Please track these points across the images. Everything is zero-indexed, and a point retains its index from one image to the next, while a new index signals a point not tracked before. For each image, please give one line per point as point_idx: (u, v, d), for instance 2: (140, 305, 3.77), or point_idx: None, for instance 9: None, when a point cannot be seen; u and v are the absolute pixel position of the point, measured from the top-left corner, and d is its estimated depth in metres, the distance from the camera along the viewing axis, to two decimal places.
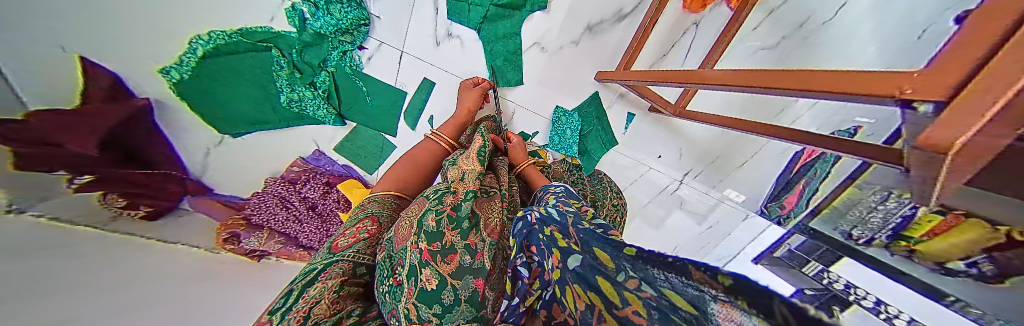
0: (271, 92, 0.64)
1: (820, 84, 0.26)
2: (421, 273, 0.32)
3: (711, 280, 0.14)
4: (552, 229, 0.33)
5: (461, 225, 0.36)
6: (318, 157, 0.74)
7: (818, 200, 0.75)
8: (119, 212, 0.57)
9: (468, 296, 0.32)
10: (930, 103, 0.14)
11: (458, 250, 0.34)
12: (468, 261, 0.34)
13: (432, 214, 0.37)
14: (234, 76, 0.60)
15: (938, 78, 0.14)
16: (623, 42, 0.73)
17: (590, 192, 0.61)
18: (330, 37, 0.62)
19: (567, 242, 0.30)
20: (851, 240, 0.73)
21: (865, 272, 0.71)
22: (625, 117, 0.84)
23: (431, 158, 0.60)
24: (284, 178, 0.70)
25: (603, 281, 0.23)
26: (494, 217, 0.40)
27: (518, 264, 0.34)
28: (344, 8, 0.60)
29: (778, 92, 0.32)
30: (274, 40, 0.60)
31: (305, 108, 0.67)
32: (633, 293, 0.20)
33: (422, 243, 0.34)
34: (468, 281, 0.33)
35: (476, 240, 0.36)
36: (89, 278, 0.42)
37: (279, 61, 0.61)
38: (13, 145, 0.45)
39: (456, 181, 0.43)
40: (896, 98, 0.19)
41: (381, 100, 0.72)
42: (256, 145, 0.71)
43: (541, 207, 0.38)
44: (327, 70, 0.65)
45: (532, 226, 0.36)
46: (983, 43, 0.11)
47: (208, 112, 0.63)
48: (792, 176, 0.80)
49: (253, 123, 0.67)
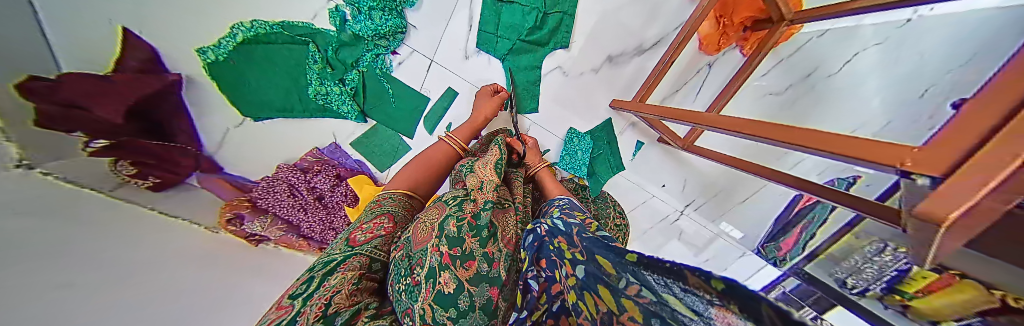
0: (300, 83, 0.67)
1: (839, 145, 0.27)
2: (440, 276, 0.33)
3: (705, 284, 0.13)
4: (559, 240, 0.35)
5: (480, 233, 0.38)
6: (333, 150, 0.75)
7: (815, 245, 0.76)
8: (127, 179, 0.57)
9: (482, 303, 0.33)
10: (927, 177, 0.16)
11: (477, 258, 0.36)
12: (485, 269, 0.35)
13: (453, 219, 0.38)
14: (267, 63, 0.63)
15: (938, 155, 0.15)
16: (642, 74, 0.76)
17: (595, 211, 0.62)
18: (367, 39, 0.66)
19: (572, 253, 0.32)
20: (846, 290, 0.70)
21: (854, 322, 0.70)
22: (635, 144, 0.87)
23: (442, 159, 0.60)
24: (298, 167, 0.71)
25: (603, 289, 0.25)
26: (510, 230, 0.42)
27: (530, 276, 0.36)
28: (385, 16, 0.64)
29: (788, 146, 0.34)
30: (313, 35, 0.64)
31: (330, 102, 0.69)
32: (631, 299, 0.21)
33: (443, 247, 0.35)
34: (483, 288, 0.34)
35: (494, 250, 0.38)
36: (73, 244, 0.41)
37: (313, 55, 0.65)
38: (38, 102, 0.47)
39: (475, 190, 0.45)
40: (897, 167, 0.21)
41: (404, 103, 0.74)
42: (273, 130, 0.72)
43: (549, 219, 0.40)
44: (358, 69, 0.68)
45: (543, 239, 0.37)
46: (968, 139, 0.13)
47: (236, 95, 0.65)
48: (792, 217, 0.82)
49: (278, 110, 0.69)
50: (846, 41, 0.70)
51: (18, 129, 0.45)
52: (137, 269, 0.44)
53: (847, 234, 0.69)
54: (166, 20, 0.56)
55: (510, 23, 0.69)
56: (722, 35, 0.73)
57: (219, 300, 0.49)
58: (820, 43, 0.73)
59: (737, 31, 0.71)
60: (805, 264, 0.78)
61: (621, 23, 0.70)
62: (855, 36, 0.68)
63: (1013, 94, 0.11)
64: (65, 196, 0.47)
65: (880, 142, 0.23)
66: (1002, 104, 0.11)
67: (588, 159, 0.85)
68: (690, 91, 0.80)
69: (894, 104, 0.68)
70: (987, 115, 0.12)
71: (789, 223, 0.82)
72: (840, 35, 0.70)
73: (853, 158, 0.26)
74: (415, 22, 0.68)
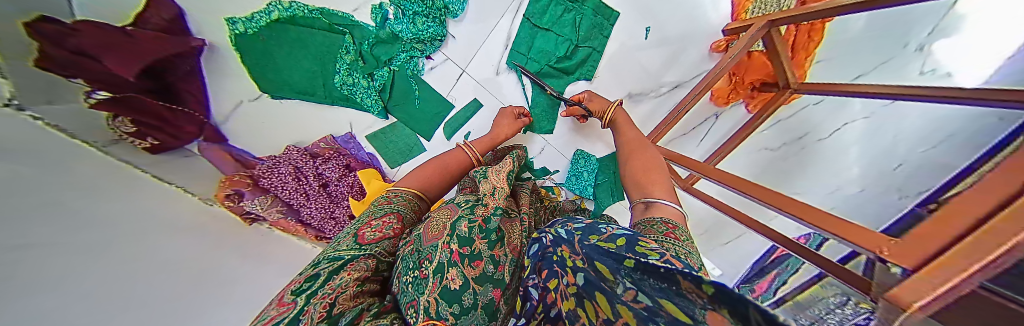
0: (328, 70, 0.67)
1: (828, 221, 0.29)
2: (449, 272, 0.33)
3: (697, 289, 0.15)
4: (562, 249, 0.32)
5: (489, 235, 0.37)
6: (348, 140, 0.74)
7: (786, 291, 0.78)
8: (123, 136, 0.54)
9: (485, 302, 0.33)
10: (902, 267, 0.16)
11: (484, 258, 0.36)
12: (491, 270, 0.35)
13: (465, 220, 0.38)
14: (299, 45, 0.64)
15: (913, 247, 0.16)
16: (655, 114, 0.79)
17: None
18: (405, 41, 0.68)
19: (573, 260, 0.30)
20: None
21: None
22: None
23: (459, 168, 0.61)
24: (308, 151, 0.71)
25: (599, 295, 0.26)
26: (516, 236, 0.42)
27: (530, 284, 0.34)
28: (428, 23, 0.67)
29: (775, 208, 0.37)
30: (351, 27, 0.65)
31: (354, 93, 0.69)
32: (626, 305, 0.23)
33: (454, 245, 0.35)
34: (487, 288, 0.34)
35: (500, 253, 0.37)
36: (62, 198, 0.39)
37: (348, 46, 0.66)
38: (43, 42, 0.42)
39: (489, 195, 0.44)
40: (872, 251, 0.23)
41: (428, 106, 0.74)
42: (290, 111, 0.71)
43: (552, 227, 0.37)
44: (390, 67, 0.70)
45: (547, 248, 0.34)
46: (941, 240, 0.14)
47: (259, 70, 0.65)
48: (767, 265, 0.89)
49: (299, 92, 0.68)
50: (839, 110, 0.78)
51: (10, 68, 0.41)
52: (127, 229, 0.43)
53: (815, 285, 0.71)
54: None
55: (542, 48, 0.73)
56: (732, 90, 0.78)
57: (198, 267, 0.48)
58: (816, 109, 0.79)
59: (746, 89, 0.77)
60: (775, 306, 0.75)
61: (642, 63, 0.75)
62: (848, 107, 0.77)
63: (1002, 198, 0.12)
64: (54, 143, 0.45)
65: (859, 227, 0.26)
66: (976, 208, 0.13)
67: (591, 185, 0.85)
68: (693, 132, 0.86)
69: (872, 174, 0.74)
70: (949, 227, 0.14)
71: (765, 268, 0.88)
72: (835, 103, 0.78)
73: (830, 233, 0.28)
74: (456, 33, 0.71)
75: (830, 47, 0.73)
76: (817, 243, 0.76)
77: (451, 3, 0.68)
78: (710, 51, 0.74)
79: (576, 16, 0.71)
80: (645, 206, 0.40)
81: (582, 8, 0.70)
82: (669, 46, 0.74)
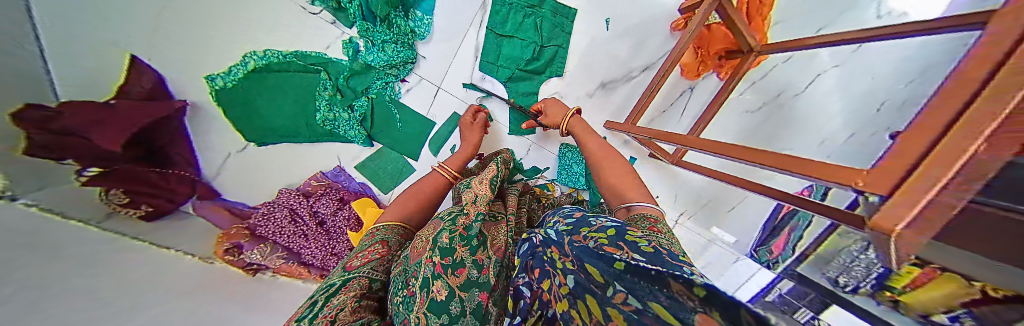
0: (308, 109, 0.69)
1: (799, 164, 0.31)
2: (433, 284, 0.33)
3: (688, 292, 0.15)
4: (551, 250, 0.33)
5: (471, 242, 0.37)
6: (338, 174, 0.75)
7: (804, 245, 0.84)
8: (117, 208, 0.53)
9: (473, 308, 0.33)
10: (871, 195, 0.17)
11: (467, 265, 0.35)
12: (475, 275, 0.34)
13: (447, 231, 0.38)
14: (277, 90, 0.66)
15: (878, 172, 0.17)
16: (632, 98, 0.82)
17: None
18: (378, 69, 0.71)
19: (562, 261, 0.30)
20: (838, 288, 0.77)
21: (851, 321, 0.74)
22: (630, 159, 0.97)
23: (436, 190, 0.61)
24: (301, 191, 0.71)
25: (590, 298, 0.25)
26: (501, 238, 0.42)
27: (521, 283, 0.34)
28: (397, 48, 0.70)
29: (752, 162, 0.39)
30: (325, 65, 0.68)
31: (337, 127, 0.71)
32: (616, 308, 0.22)
33: (436, 257, 0.34)
34: (473, 293, 0.33)
35: (483, 256, 0.37)
36: (87, 270, 0.40)
37: (324, 82, 0.68)
38: (32, 129, 0.43)
39: (469, 203, 0.45)
40: (853, 186, 0.24)
41: (410, 128, 0.76)
42: (275, 154, 0.72)
43: (544, 227, 0.38)
44: (367, 96, 0.72)
45: (536, 248, 0.36)
46: (898, 159, 0.15)
47: (243, 121, 0.67)
48: (777, 223, 0.90)
49: (283, 135, 0.70)
50: (809, 65, 0.80)
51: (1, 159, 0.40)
52: (149, 293, 0.43)
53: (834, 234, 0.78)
54: (188, 46, 0.60)
55: (510, 54, 0.76)
56: (700, 63, 0.82)
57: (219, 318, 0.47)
58: (785, 67, 0.82)
59: (713, 60, 0.80)
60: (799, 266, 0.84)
61: (611, 52, 0.78)
62: (817, 61, 0.79)
63: (944, 111, 0.14)
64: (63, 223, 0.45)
65: (826, 165, 0.28)
66: (920, 130, 0.14)
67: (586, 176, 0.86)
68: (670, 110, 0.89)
69: (856, 119, 0.76)
70: (906, 148, 0.15)
71: (778, 226, 0.89)
72: (803, 59, 0.80)
73: (812, 175, 0.29)
74: (426, 53, 0.74)
75: (781, 8, 0.77)
76: (822, 193, 0.77)
77: (417, 27, 0.71)
78: (673, 30, 0.78)
79: (537, 19, 0.74)
80: (627, 210, 0.41)
81: (541, 10, 0.74)
82: (633, 34, 0.77)
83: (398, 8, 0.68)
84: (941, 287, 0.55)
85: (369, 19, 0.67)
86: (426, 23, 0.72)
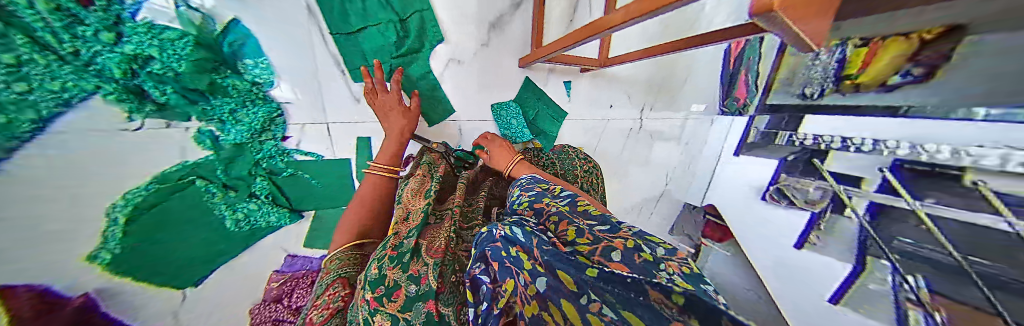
0: (216, 227, 0.51)
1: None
2: (371, 324, 0.28)
3: (667, 302, 0.18)
4: (516, 249, 0.28)
5: (403, 260, 0.33)
6: (293, 262, 0.66)
7: (764, 77, 1.18)
8: None
9: (422, 325, 0.29)
10: None
11: (404, 285, 0.31)
12: (414, 290, 0.31)
13: (376, 262, 0.33)
14: (175, 227, 0.46)
15: None
16: (525, 27, 0.87)
17: (557, 168, 0.70)
18: (248, 142, 0.53)
19: (534, 263, 0.27)
20: (808, 98, 1.05)
21: (824, 125, 1.01)
22: (564, 85, 0.98)
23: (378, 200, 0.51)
24: (269, 299, 0.60)
25: (566, 304, 0.23)
26: (439, 238, 0.39)
27: (477, 275, 0.29)
28: (250, 109, 0.52)
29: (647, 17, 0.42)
30: (192, 169, 0.48)
31: (258, 222, 0.58)
32: (597, 318, 0.21)
33: (366, 294, 0.29)
34: (418, 308, 0.30)
35: (419, 267, 0.34)
36: None
37: (207, 187, 0.49)
38: None
39: (400, 223, 0.43)
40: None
41: (326, 178, 0.67)
42: (222, 291, 0.54)
43: (505, 224, 0.32)
44: (261, 175, 0.56)
45: (495, 244, 0.29)
46: None
47: (174, 270, 0.47)
48: (733, 71, 1.29)
49: (211, 262, 0.52)
50: None
51: None
52: None
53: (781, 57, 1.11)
54: None
55: (374, 45, 0.65)
56: None
57: None
58: None
59: None
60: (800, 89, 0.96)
61: None
62: None
63: None
64: None
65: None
66: None
67: (527, 124, 0.96)
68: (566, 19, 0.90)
69: None
70: None
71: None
72: None
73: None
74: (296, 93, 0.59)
75: None
76: None
77: (254, 72, 0.53)
78: None
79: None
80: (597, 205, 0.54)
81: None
82: None
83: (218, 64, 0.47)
84: (892, 44, 0.80)
85: (195, 93, 0.45)
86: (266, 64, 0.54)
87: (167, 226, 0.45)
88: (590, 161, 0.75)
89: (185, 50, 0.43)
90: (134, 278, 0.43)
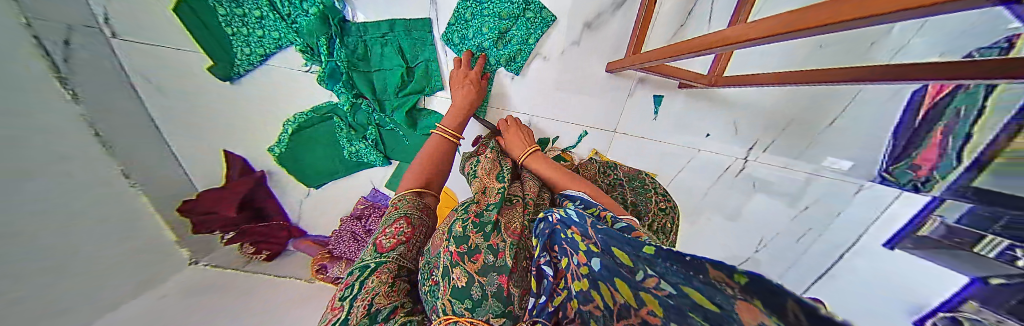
0: (338, 150, 0.82)
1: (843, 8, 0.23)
2: (453, 272, 0.36)
3: (729, 279, 0.13)
4: (574, 231, 0.34)
5: (483, 228, 0.39)
6: (375, 195, 0.90)
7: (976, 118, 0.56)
8: (250, 257, 0.73)
9: (494, 291, 0.34)
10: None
11: (482, 251, 0.37)
12: (491, 259, 0.37)
13: (459, 221, 0.41)
14: (311, 142, 0.80)
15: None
16: (625, 28, 0.77)
17: (632, 199, 0.62)
18: (360, 103, 0.74)
19: (585, 244, 0.31)
20: None
21: None
22: (653, 100, 0.87)
23: (437, 150, 0.61)
24: (353, 215, 0.87)
25: (620, 281, 0.24)
26: (516, 221, 0.43)
27: (542, 263, 0.36)
28: (387, 71, 0.74)
29: (791, 35, 0.29)
30: (334, 110, 0.77)
31: (362, 157, 0.83)
32: (649, 292, 0.21)
33: (450, 247, 0.38)
34: (493, 277, 0.35)
35: (498, 241, 0.39)
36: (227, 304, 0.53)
37: (339, 124, 0.78)
38: (190, 216, 0.65)
39: (481, 193, 0.49)
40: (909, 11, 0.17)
41: (414, 140, 0.82)
42: (332, 192, 0.88)
43: (561, 208, 0.39)
44: (373, 125, 0.79)
45: (555, 226, 0.37)
46: None
47: (301, 173, 0.82)
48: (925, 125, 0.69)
49: (331, 174, 0.85)
50: None
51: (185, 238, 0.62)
52: (273, 311, 0.55)
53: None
54: (242, 128, 0.74)
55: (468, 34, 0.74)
56: None
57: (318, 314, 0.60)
58: None
59: None
60: (969, 182, 0.59)
61: None
62: None
63: None
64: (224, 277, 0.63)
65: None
66: None
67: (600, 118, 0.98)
68: (679, 20, 0.75)
69: None
70: None
71: (925, 127, 0.65)
72: None
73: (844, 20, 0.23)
74: (412, 63, 0.75)
75: None
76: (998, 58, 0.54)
77: (383, 48, 0.72)
78: None
79: None
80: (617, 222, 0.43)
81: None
82: None
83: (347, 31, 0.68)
84: None
85: (331, 48, 0.67)
86: (383, 39, 0.71)
87: (306, 143, 0.79)
88: (669, 199, 0.65)
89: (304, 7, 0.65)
90: (283, 166, 0.80)
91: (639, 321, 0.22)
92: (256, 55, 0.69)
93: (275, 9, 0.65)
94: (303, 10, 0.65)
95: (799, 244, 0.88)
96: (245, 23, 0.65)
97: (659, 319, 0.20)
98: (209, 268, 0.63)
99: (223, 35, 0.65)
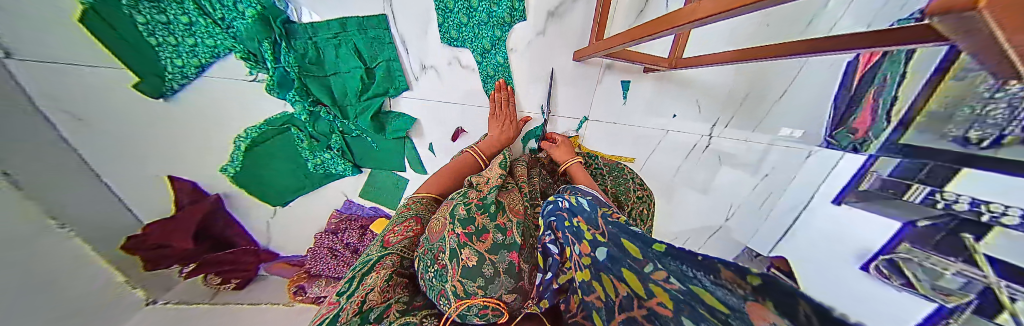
0: (301, 163, 0.76)
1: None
2: (462, 252, 0.38)
3: (738, 279, 0.16)
4: (579, 219, 0.38)
5: (488, 209, 0.43)
6: (349, 206, 0.86)
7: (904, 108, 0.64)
8: (217, 287, 0.71)
9: (506, 267, 0.38)
10: None
11: (490, 230, 0.40)
12: (500, 237, 0.40)
13: (462, 205, 0.43)
14: (270, 158, 0.73)
15: None
16: (588, 15, 0.78)
17: (611, 187, 0.65)
18: (319, 112, 0.69)
19: (592, 233, 0.34)
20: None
21: None
22: (621, 86, 0.89)
23: (465, 166, 0.71)
24: (328, 231, 0.83)
25: (627, 271, 0.27)
26: (516, 202, 0.48)
27: (548, 241, 0.44)
28: (347, 74, 0.69)
29: (743, 12, 0.31)
30: (291, 121, 0.71)
31: (329, 168, 0.79)
32: (659, 285, 0.23)
33: (458, 229, 0.39)
34: (502, 254, 0.39)
35: (504, 221, 0.42)
36: None
37: (298, 135, 0.72)
38: (141, 253, 0.62)
39: (480, 183, 0.51)
40: None
41: (386, 145, 0.80)
42: (300, 208, 0.82)
43: (574, 196, 0.44)
44: (338, 133, 0.74)
45: (562, 211, 0.42)
46: None
47: (263, 192, 0.76)
48: (852, 92, 0.76)
49: (296, 190, 0.79)
50: None
51: (137, 276, 0.60)
52: None
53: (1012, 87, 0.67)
54: (184, 148, 0.67)
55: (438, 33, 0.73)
56: None
57: None
58: None
59: None
60: (897, 139, 0.67)
61: None
62: None
63: None
64: (185, 315, 0.58)
65: None
66: None
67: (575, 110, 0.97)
68: (638, 5, 0.77)
69: None
70: None
71: (858, 96, 0.74)
72: None
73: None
74: (372, 64, 0.71)
75: None
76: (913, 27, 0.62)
77: (339, 50, 0.67)
78: None
79: None
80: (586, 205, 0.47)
81: None
82: None
83: (296, 31, 0.62)
84: None
85: (278, 53, 0.61)
86: (335, 41, 0.66)
87: (263, 159, 0.73)
88: (646, 188, 0.67)
89: (233, 4, 0.55)
90: (242, 187, 0.74)
91: (646, 311, 0.24)
92: (190, 67, 0.60)
93: (205, 13, 0.55)
94: (238, 12, 0.56)
95: (763, 207, 0.97)
96: (170, 32, 0.55)
97: (669, 310, 0.21)
98: (159, 306, 0.59)
99: (147, 49, 0.55)
